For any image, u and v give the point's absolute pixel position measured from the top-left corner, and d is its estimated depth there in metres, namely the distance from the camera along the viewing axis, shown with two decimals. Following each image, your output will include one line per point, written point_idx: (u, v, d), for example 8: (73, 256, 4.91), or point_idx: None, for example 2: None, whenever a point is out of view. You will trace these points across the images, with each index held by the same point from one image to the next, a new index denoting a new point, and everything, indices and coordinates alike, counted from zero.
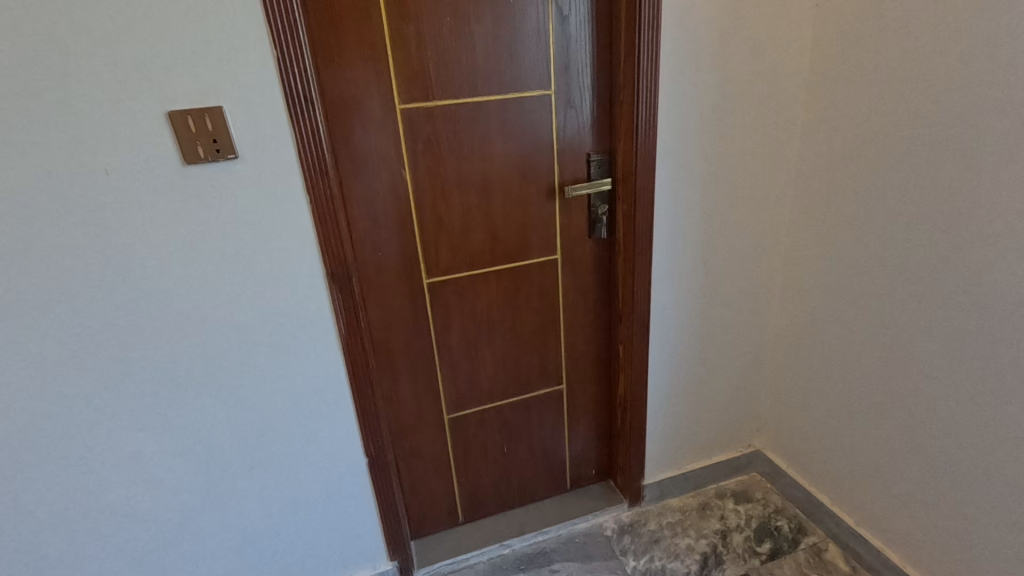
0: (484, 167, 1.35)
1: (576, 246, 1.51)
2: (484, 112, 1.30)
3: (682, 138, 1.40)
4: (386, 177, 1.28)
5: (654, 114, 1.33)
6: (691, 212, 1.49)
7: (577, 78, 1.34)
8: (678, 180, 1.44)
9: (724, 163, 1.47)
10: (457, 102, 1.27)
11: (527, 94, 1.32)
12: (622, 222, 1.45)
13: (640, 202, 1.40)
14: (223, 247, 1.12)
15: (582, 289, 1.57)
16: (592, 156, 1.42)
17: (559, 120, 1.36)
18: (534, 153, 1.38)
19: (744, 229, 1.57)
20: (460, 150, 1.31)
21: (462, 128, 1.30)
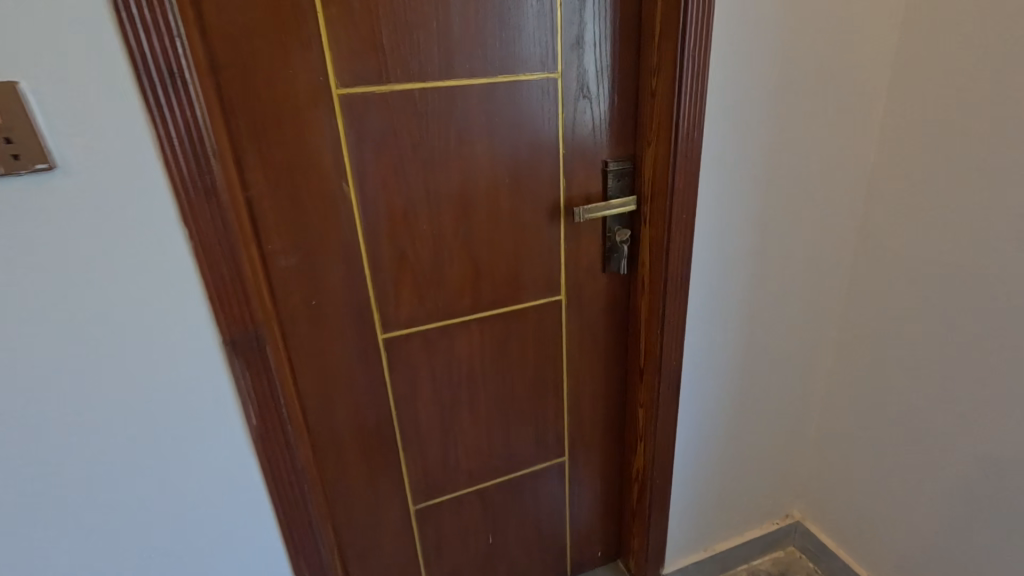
0: (464, 181, 0.96)
1: (586, 284, 1.13)
2: (464, 103, 0.91)
3: (733, 144, 1.04)
4: (319, 196, 0.88)
5: (701, 109, 0.96)
6: (738, 241, 1.13)
7: (595, 58, 0.97)
8: (724, 200, 1.08)
9: (782, 176, 1.11)
10: (427, 87, 0.88)
11: (525, 79, 0.94)
12: (650, 255, 1.08)
13: (675, 228, 1.03)
14: (41, 305, 0.68)
15: (593, 339, 1.19)
16: (610, 164, 1.05)
17: (567, 115, 0.99)
18: (533, 162, 1.00)
19: (801, 261, 1.22)
20: (429, 156, 0.92)
21: (433, 125, 0.91)
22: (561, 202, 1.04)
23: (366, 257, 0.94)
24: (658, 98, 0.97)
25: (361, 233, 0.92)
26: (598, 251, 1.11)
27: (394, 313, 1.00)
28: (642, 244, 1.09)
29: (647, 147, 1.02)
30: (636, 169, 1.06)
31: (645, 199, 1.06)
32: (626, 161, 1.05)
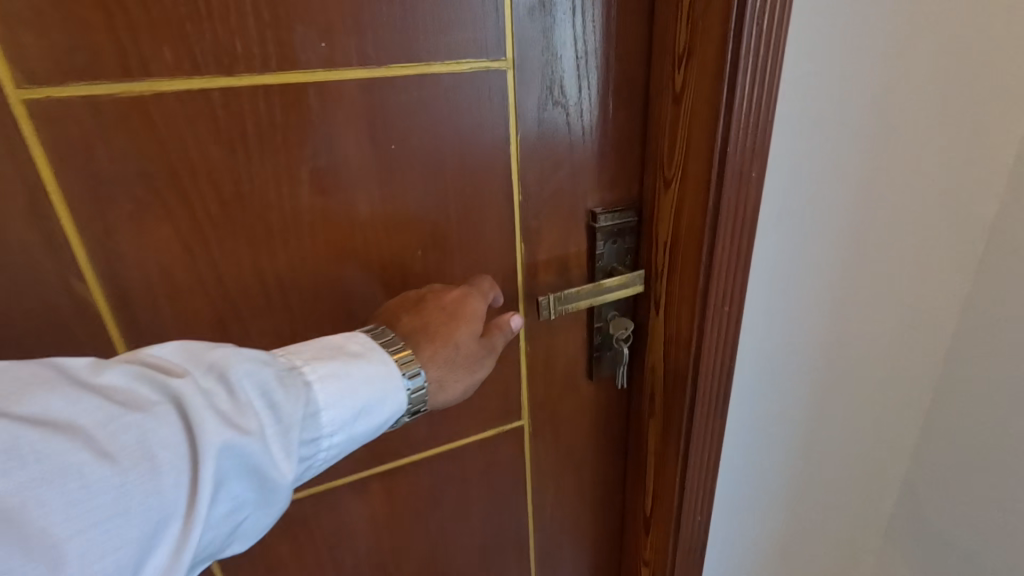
0: (337, 261, 0.53)
1: (561, 401, 0.71)
2: (324, 117, 0.47)
3: (805, 185, 0.62)
4: (20, 304, 0.43)
5: (764, 134, 0.53)
6: (799, 334, 0.71)
7: (573, 37, 0.54)
8: (783, 273, 0.66)
9: (868, 232, 0.69)
10: (241, 88, 0.44)
11: (445, 73, 0.50)
12: (666, 365, 0.66)
13: (709, 332, 0.60)
14: None
15: (576, 476, 0.77)
16: (603, 217, 0.62)
17: (525, 137, 0.56)
18: (469, 220, 0.57)
19: (881, 351, 0.81)
20: (261, 219, 0.48)
21: (261, 160, 0.47)
22: (518, 281, 0.62)
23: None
24: (687, 108, 0.54)
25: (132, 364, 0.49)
26: (579, 351, 0.69)
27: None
28: (653, 343, 0.67)
29: (663, 192, 0.59)
30: (644, 223, 0.63)
31: (659, 276, 0.63)
32: (627, 215, 0.63)
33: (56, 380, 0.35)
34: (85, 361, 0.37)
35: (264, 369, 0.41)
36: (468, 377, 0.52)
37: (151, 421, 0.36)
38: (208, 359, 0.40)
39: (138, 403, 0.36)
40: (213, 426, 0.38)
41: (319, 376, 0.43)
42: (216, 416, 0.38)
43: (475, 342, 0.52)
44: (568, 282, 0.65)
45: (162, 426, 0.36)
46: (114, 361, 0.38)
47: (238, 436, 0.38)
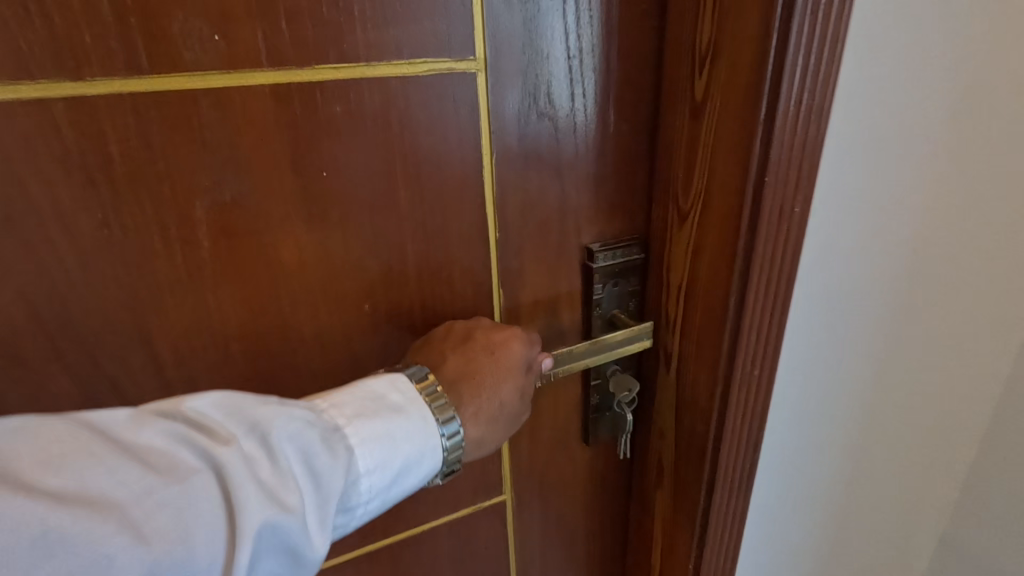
0: (252, 324, 0.40)
1: (552, 471, 0.59)
2: (226, 138, 0.35)
3: (862, 221, 0.49)
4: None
5: (812, 156, 0.40)
6: (845, 399, 0.58)
7: (562, 32, 0.41)
8: (826, 328, 0.53)
9: (937, 277, 0.56)
10: (100, 99, 0.32)
11: (394, 78, 0.38)
12: (677, 436, 0.53)
13: (734, 400, 0.48)
14: None
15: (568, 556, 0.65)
16: (601, 255, 0.50)
17: (502, 158, 0.44)
18: (431, 264, 0.44)
19: (938, 413, 0.67)
20: (141, 274, 0.36)
21: (136, 195, 0.34)
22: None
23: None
24: (710, 126, 0.42)
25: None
26: (571, 414, 0.57)
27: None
28: (660, 407, 0.55)
29: (677, 228, 0.47)
30: (652, 264, 0.51)
31: (669, 329, 0.51)
32: (630, 252, 0.51)
33: (90, 436, 0.29)
34: (126, 410, 0.31)
35: (311, 430, 0.34)
36: (507, 434, 0.45)
37: (189, 495, 0.29)
38: (252, 415, 0.33)
39: (177, 469, 0.30)
40: (257, 503, 0.31)
41: (360, 437, 0.36)
42: (261, 485, 0.31)
43: (519, 397, 0.45)
44: (559, 334, 0.52)
45: (195, 505, 0.29)
46: (158, 410, 0.32)
47: (280, 515, 0.31)
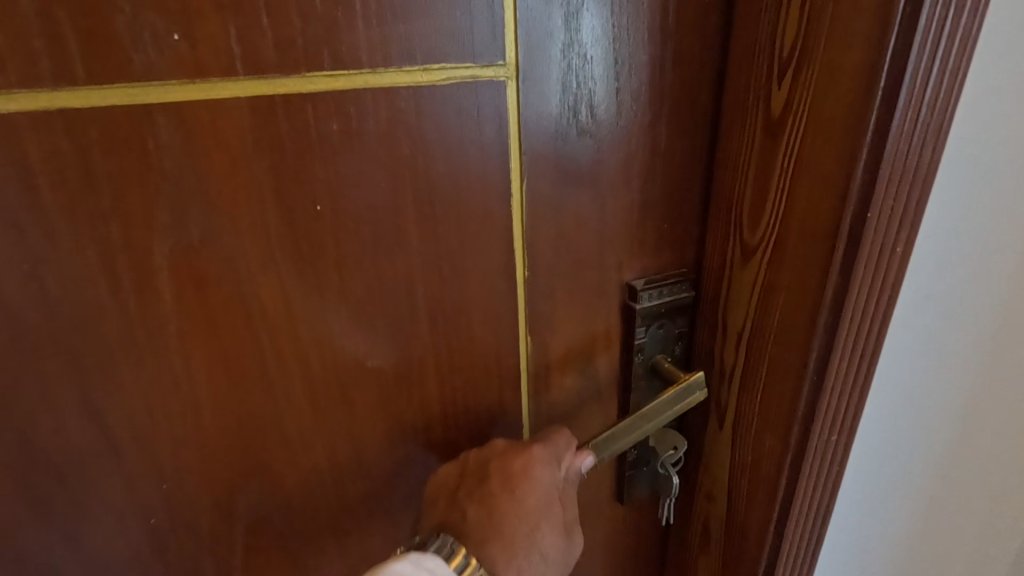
0: (232, 389, 0.33)
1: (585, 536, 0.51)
2: (191, 167, 0.27)
3: (980, 257, 0.40)
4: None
5: (926, 177, 0.32)
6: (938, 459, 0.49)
7: (598, 22, 0.33)
8: (926, 382, 0.44)
9: None
10: (24, 117, 0.24)
11: (403, 89, 0.30)
12: (731, 503, 0.46)
13: (807, 462, 0.40)
14: None
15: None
16: (645, 295, 0.42)
17: (533, 184, 0.36)
18: (447, 312, 0.37)
19: None
20: (87, 334, 0.29)
21: (76, 238, 0.27)
22: (522, 391, 0.42)
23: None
24: (793, 146, 0.34)
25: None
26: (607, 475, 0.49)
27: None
28: (709, 469, 0.48)
29: (740, 265, 0.40)
30: (704, 303, 0.44)
31: (725, 381, 0.43)
32: (678, 292, 0.44)
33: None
34: None
35: None
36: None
37: None
38: None
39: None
40: None
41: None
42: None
43: (563, 537, 0.38)
44: (596, 385, 0.45)
45: None
46: None
47: None
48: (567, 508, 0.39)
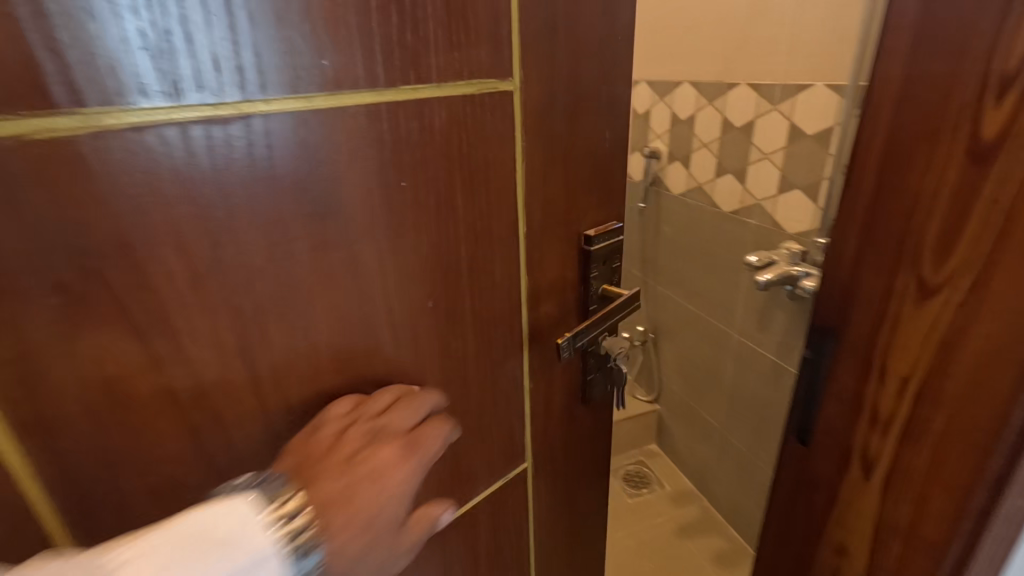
0: (339, 350, 0.38)
1: (562, 439, 0.64)
2: (320, 164, 0.34)
3: None
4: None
5: None
6: None
7: (580, 42, 0.46)
8: None
9: None
10: (200, 122, 0.29)
11: (450, 94, 0.39)
12: (875, 559, 0.43)
13: (995, 528, 0.36)
14: None
15: (569, 518, 0.71)
16: (597, 240, 0.55)
17: (537, 160, 0.47)
18: (479, 264, 0.46)
19: None
20: (235, 307, 0.33)
21: (236, 222, 0.31)
22: (525, 323, 0.53)
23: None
24: (1001, 181, 0.30)
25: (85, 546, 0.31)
26: (572, 384, 0.62)
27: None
28: (844, 517, 0.44)
29: (911, 307, 0.36)
30: (852, 340, 0.40)
31: (882, 429, 0.39)
32: (617, 235, 0.58)
33: None
34: None
35: None
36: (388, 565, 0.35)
37: None
38: None
39: None
40: None
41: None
42: None
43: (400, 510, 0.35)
44: (567, 314, 0.57)
45: None
46: None
47: None
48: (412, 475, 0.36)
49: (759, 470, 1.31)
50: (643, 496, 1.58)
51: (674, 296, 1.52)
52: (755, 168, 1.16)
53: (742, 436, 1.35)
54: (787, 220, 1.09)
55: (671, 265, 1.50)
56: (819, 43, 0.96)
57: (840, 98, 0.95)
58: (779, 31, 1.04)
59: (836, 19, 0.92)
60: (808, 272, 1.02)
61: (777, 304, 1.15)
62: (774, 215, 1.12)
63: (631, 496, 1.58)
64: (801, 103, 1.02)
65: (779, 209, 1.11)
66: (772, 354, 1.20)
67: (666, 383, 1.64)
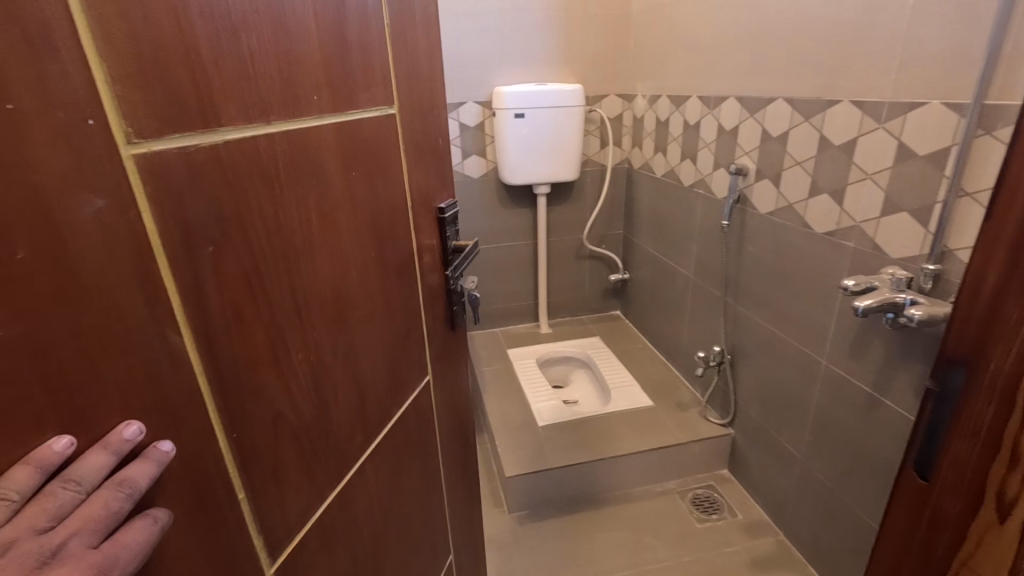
0: (331, 286, 0.57)
1: (443, 354, 0.86)
2: (316, 156, 0.52)
3: None
4: (122, 392, 0.36)
5: None
6: None
7: (423, 82, 0.71)
8: None
9: None
10: (273, 136, 0.47)
11: (369, 116, 0.60)
12: None
13: None
14: None
15: (454, 418, 0.94)
16: (445, 209, 0.80)
17: (411, 153, 0.70)
18: (388, 227, 0.66)
19: None
20: (287, 250, 0.50)
21: (286, 195, 0.49)
22: (420, 267, 0.75)
23: (233, 471, 0.46)
24: None
25: (220, 433, 0.45)
26: (443, 314, 0.85)
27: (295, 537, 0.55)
28: (974, 560, 0.42)
29: None
30: (989, 374, 0.39)
31: (1017, 470, 0.38)
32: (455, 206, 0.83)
33: None
34: None
35: None
36: (152, 523, 0.37)
37: None
38: None
39: None
40: None
41: None
42: None
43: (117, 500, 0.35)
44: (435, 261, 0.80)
45: None
46: None
47: None
48: (58, 500, 0.32)
49: (845, 506, 1.24)
50: (713, 523, 1.53)
51: (757, 317, 1.47)
52: (855, 188, 1.11)
53: (826, 469, 1.28)
54: (890, 246, 1.04)
55: (759, 288, 1.45)
56: (935, 63, 0.92)
57: (958, 117, 0.89)
58: (891, 47, 0.99)
59: (953, 35, 0.88)
60: (915, 298, 0.94)
61: (874, 331, 1.09)
62: (875, 237, 1.07)
63: (701, 520, 1.54)
64: (913, 121, 0.97)
65: (882, 231, 1.05)
66: (867, 385, 1.13)
67: (743, 407, 1.59)
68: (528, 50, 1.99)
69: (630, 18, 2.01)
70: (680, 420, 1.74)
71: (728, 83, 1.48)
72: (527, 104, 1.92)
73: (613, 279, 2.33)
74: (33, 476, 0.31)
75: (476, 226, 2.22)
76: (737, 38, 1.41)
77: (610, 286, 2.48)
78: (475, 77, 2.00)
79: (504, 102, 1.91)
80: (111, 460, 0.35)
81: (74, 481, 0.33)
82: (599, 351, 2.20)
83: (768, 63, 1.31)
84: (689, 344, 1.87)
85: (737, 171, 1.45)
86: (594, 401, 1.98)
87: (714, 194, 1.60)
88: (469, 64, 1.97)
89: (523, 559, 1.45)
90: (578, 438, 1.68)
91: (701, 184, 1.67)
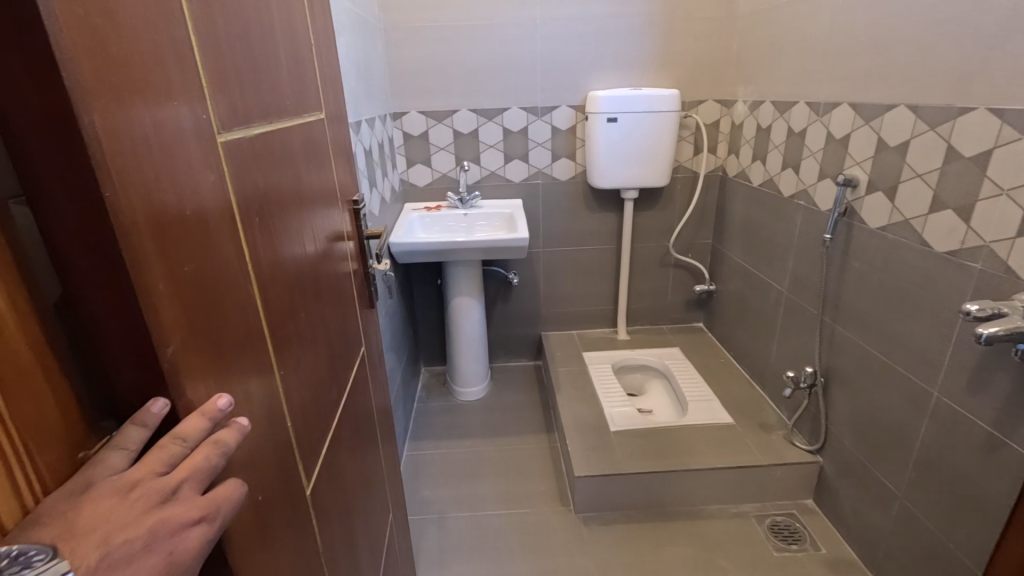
0: (311, 260, 0.65)
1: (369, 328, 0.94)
2: (293, 147, 0.60)
3: None
4: (234, 331, 0.44)
5: None
6: None
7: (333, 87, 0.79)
8: None
9: None
10: (275, 132, 0.55)
11: (316, 116, 0.68)
12: None
13: None
14: None
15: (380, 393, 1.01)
16: (360, 201, 0.86)
17: (336, 148, 0.78)
18: (331, 210, 0.74)
19: None
20: (291, 227, 0.58)
21: (286, 181, 0.57)
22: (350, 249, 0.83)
23: (286, 415, 0.54)
24: None
25: (278, 376, 0.52)
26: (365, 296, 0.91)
27: (316, 480, 0.62)
28: None
29: None
30: None
31: None
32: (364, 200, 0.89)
33: None
34: None
35: None
36: (237, 492, 0.39)
37: None
38: None
39: None
40: None
41: None
42: None
43: (212, 460, 0.37)
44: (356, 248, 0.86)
45: None
46: None
47: None
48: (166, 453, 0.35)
49: (950, 555, 1.12)
50: (793, 553, 1.44)
51: (859, 339, 1.37)
52: (987, 204, 1.01)
53: (930, 509, 1.16)
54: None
55: (862, 307, 1.35)
56: None
57: None
58: None
59: None
60: None
61: (1001, 362, 0.98)
62: (1008, 259, 0.96)
63: (779, 549, 1.46)
64: None
65: (1017, 253, 0.95)
66: (986, 423, 1.02)
67: (836, 434, 1.48)
68: (631, 52, 1.98)
69: (737, 19, 1.94)
70: (763, 441, 1.65)
71: (845, 85, 1.39)
72: (622, 108, 1.92)
73: (699, 289, 2.26)
74: (144, 434, 0.34)
75: (561, 227, 2.25)
76: (858, 41, 1.32)
77: (694, 295, 2.40)
78: (572, 80, 2.02)
79: (598, 106, 1.92)
80: (209, 424, 0.37)
81: (181, 438, 0.36)
82: (678, 362, 2.14)
83: (894, 67, 1.22)
84: (779, 364, 1.77)
85: (846, 182, 1.36)
86: (670, 413, 1.93)
87: (817, 206, 1.51)
88: (568, 69, 2.01)
89: (590, 559, 1.47)
90: (654, 447, 1.65)
91: (804, 195, 1.58)
